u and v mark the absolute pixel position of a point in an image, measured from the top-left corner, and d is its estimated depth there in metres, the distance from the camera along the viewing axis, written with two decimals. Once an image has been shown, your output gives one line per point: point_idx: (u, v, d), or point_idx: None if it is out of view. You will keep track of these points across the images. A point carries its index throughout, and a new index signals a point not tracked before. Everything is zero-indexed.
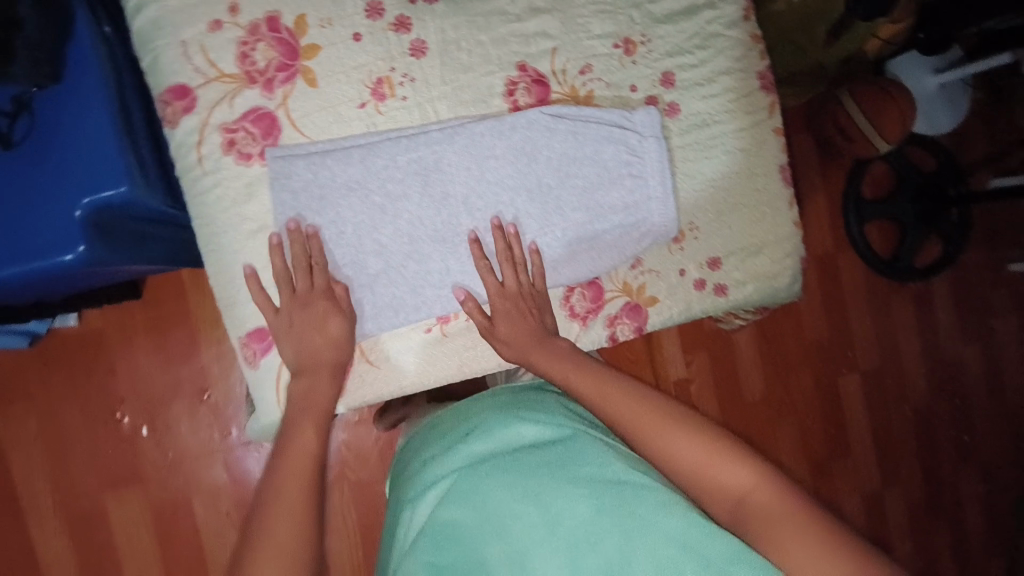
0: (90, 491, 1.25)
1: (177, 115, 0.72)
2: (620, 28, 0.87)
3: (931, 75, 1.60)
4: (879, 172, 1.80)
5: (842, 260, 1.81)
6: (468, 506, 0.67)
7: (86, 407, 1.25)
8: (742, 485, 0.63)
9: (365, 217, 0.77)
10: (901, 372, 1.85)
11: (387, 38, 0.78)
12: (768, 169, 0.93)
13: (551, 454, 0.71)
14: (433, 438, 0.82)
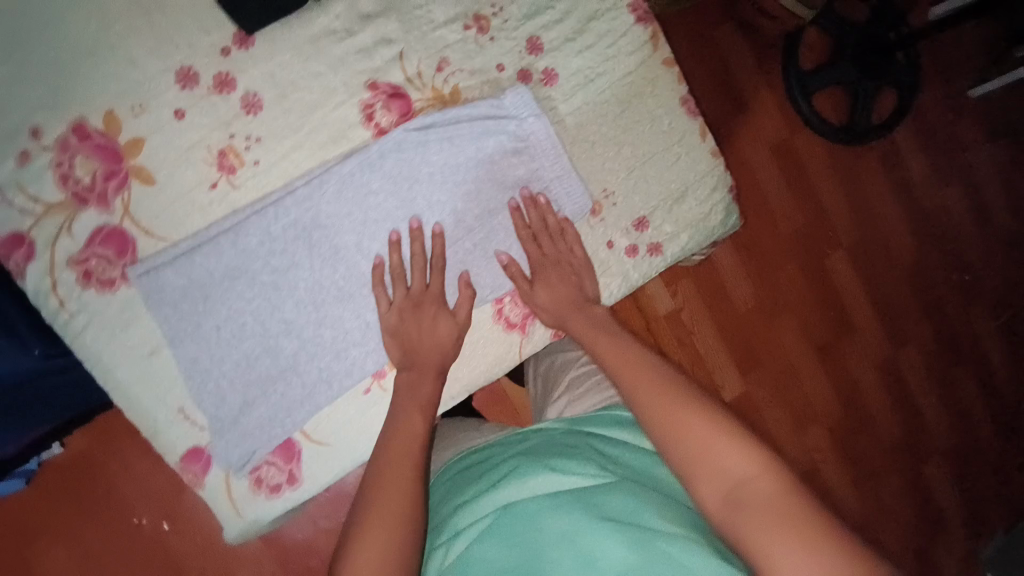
0: None
1: (20, 266, 0.66)
2: (465, 6, 0.77)
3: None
4: (813, 39, 1.67)
5: (799, 140, 1.69)
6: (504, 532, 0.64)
7: None
8: (744, 474, 0.59)
9: (261, 301, 0.71)
10: (891, 236, 1.77)
11: (213, 105, 0.69)
12: (669, 106, 0.86)
13: (594, 490, 0.66)
14: (461, 474, 0.79)
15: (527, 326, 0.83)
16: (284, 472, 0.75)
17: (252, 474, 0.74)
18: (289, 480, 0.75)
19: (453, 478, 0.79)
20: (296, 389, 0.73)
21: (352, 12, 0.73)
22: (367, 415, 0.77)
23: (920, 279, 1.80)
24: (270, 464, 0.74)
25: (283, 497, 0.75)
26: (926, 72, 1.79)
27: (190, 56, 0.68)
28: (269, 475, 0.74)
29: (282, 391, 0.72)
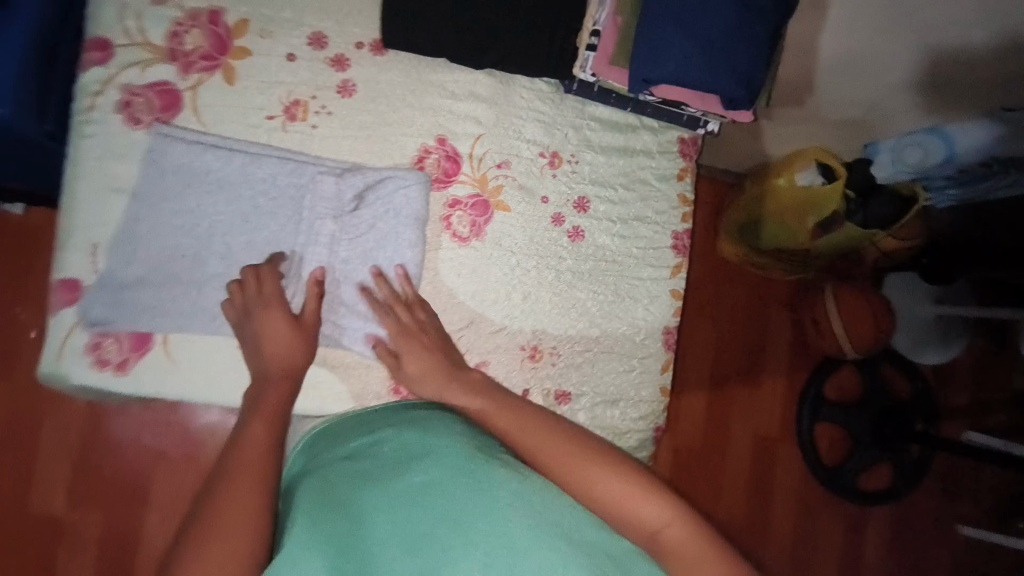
0: None
1: (88, 64, 0.74)
2: (551, 140, 0.88)
3: (930, 304, 1.59)
4: (846, 377, 1.70)
5: (784, 452, 1.67)
6: (414, 471, 0.61)
7: None
8: (657, 520, 0.62)
9: (224, 218, 0.76)
10: None
11: (320, 69, 0.80)
12: (652, 326, 0.90)
13: (471, 460, 0.62)
14: (365, 415, 0.75)
15: None
16: (122, 355, 0.74)
17: (95, 337, 0.73)
18: (119, 365, 0.74)
19: (365, 413, 0.76)
20: (187, 298, 0.74)
21: (467, 85, 0.85)
22: (224, 366, 0.77)
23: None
24: (116, 341, 0.74)
25: (102, 376, 0.74)
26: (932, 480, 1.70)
27: (331, 29, 0.80)
28: (108, 349, 0.74)
29: (175, 295, 0.74)
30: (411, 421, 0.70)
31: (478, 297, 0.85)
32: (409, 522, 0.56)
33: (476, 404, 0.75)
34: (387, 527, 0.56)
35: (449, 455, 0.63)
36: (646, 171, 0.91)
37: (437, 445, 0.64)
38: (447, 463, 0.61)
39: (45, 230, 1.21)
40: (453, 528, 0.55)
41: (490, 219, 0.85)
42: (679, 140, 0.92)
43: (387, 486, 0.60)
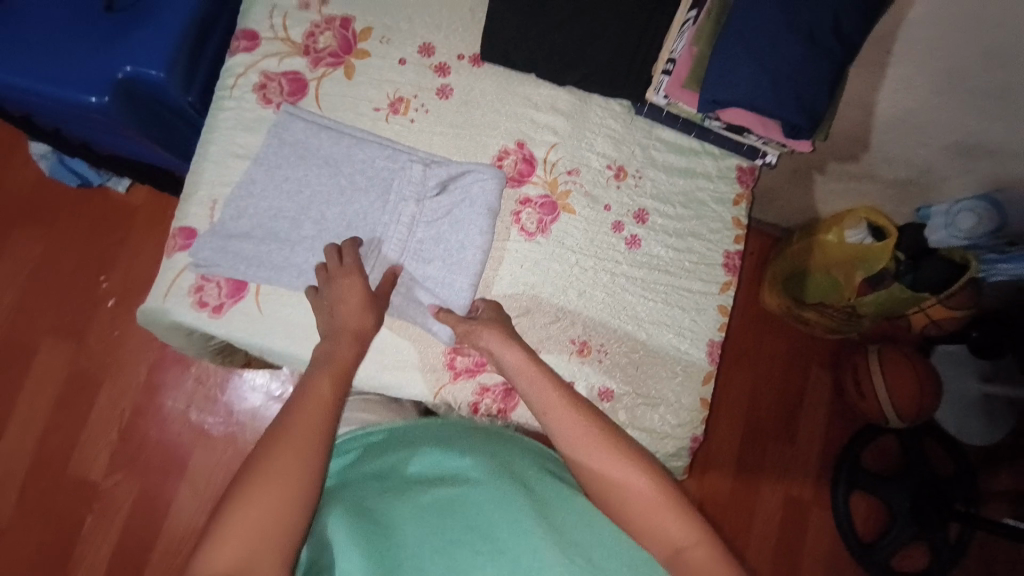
0: (37, 331, 1.51)
1: (237, 50, 0.87)
2: (619, 155, 0.96)
3: (975, 381, 1.55)
4: (885, 445, 1.66)
5: (813, 514, 1.62)
6: (445, 490, 0.70)
7: (82, 260, 1.54)
8: (680, 540, 0.70)
9: (325, 189, 0.86)
10: None
11: (424, 74, 0.92)
12: (699, 337, 0.94)
13: (496, 487, 0.70)
14: (394, 427, 0.82)
15: (460, 378, 0.89)
16: (219, 300, 0.83)
17: (200, 280, 0.83)
18: (215, 308, 0.83)
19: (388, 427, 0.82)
20: (282, 254, 0.84)
21: (549, 100, 0.95)
22: (303, 321, 0.85)
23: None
24: (217, 286, 0.84)
25: (199, 315, 0.83)
26: (975, 564, 1.60)
27: (439, 40, 0.92)
28: (208, 292, 0.83)
29: (272, 249, 0.84)
30: (440, 440, 0.78)
31: (536, 288, 0.92)
32: (448, 535, 0.66)
33: (511, 361, 0.81)
34: (428, 538, 0.65)
35: (480, 480, 0.71)
36: (705, 192, 0.97)
37: (468, 470, 0.72)
38: (478, 487, 0.70)
39: (145, 209, 1.58)
40: (487, 548, 0.65)
41: (556, 219, 0.93)
42: (738, 168, 0.99)
43: (419, 501, 0.69)
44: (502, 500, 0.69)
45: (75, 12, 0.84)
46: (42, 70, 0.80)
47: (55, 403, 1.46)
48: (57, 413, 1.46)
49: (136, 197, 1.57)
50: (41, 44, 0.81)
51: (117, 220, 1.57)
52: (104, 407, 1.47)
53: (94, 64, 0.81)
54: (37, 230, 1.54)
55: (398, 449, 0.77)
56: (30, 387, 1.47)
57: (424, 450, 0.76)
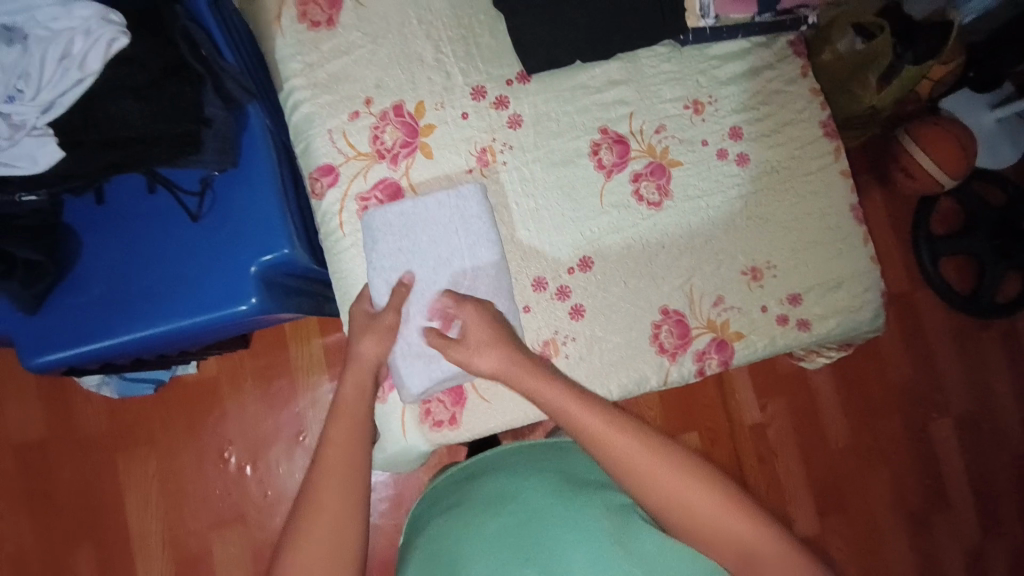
0: (199, 532, 1.54)
1: (323, 189, 0.86)
2: (688, 92, 0.97)
3: (985, 111, 1.62)
4: (946, 210, 1.74)
5: (921, 298, 1.73)
6: (505, 515, 0.82)
7: (200, 449, 1.56)
8: (717, 520, 0.68)
9: (431, 263, 0.85)
10: (997, 414, 1.71)
11: (489, 115, 0.91)
12: (839, 209, 0.98)
13: (550, 510, 0.81)
14: (477, 463, 0.95)
15: (677, 356, 0.92)
16: (449, 412, 0.86)
17: (423, 405, 0.86)
18: (450, 420, 0.86)
19: (476, 462, 0.95)
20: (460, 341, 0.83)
21: (605, 75, 0.95)
22: None
23: (1018, 471, 1.70)
24: (439, 401, 0.86)
25: (441, 433, 0.86)
26: None
27: (485, 79, 0.91)
28: (436, 410, 0.86)
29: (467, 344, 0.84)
30: (503, 474, 0.89)
31: (690, 245, 0.94)
32: (499, 559, 0.77)
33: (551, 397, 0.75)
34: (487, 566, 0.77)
35: (531, 506, 0.82)
36: (775, 82, 0.99)
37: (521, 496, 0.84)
38: (532, 510, 0.82)
39: (222, 375, 1.58)
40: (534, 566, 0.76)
41: (670, 178, 0.95)
42: (790, 44, 1.01)
43: (482, 532, 0.81)
44: (549, 519, 0.80)
45: (170, 238, 0.82)
46: (184, 308, 0.79)
47: None
48: None
49: (209, 367, 1.58)
50: (167, 286, 0.80)
51: (207, 399, 1.57)
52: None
53: (222, 274, 0.79)
54: (145, 448, 1.55)
55: (475, 484, 0.89)
56: None
57: (494, 483, 0.87)
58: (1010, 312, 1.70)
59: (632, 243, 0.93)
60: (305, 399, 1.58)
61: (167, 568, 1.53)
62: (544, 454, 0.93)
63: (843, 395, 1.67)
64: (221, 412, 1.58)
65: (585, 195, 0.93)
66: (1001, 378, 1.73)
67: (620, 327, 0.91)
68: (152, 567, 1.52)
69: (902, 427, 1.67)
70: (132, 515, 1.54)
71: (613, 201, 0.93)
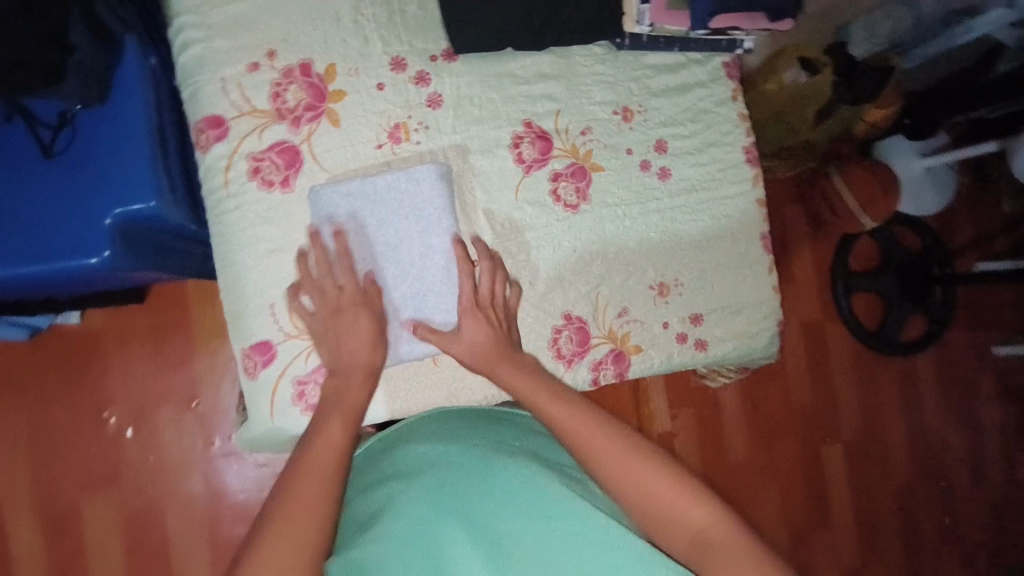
0: (67, 497, 1.37)
1: (209, 142, 0.78)
2: (619, 97, 0.95)
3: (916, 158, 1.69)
4: (864, 245, 1.82)
5: (830, 328, 1.81)
6: (438, 480, 0.70)
7: (74, 406, 1.39)
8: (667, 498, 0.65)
9: (376, 246, 0.79)
10: (882, 444, 1.83)
11: (406, 90, 0.85)
12: (750, 236, 0.99)
13: (491, 470, 0.70)
14: (397, 431, 0.82)
15: (573, 363, 0.90)
16: None
17: (297, 386, 0.78)
18: None
19: (397, 431, 0.82)
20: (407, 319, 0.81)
21: (535, 67, 0.91)
22: (414, 381, 0.85)
23: (895, 490, 1.83)
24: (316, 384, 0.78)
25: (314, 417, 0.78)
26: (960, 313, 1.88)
27: (406, 51, 0.86)
28: (311, 393, 0.78)
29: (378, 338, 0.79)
30: (432, 437, 0.77)
31: (601, 254, 0.93)
32: (429, 528, 0.65)
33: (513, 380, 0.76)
34: (416, 539, 0.64)
35: (467, 467, 0.71)
36: (704, 100, 0.99)
37: (457, 456, 0.73)
38: (470, 470, 0.70)
39: (105, 332, 1.41)
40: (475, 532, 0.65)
41: (590, 182, 0.93)
42: (724, 65, 1.00)
43: (409, 499, 0.68)
44: (490, 481, 0.69)
45: (13, 175, 0.71)
46: (20, 255, 0.69)
47: (127, 552, 1.38)
48: (135, 562, 1.37)
49: (93, 321, 1.40)
50: (2, 226, 0.70)
51: (89, 352, 1.40)
52: (177, 531, 1.39)
53: (72, 222, 0.70)
54: (11, 400, 1.37)
55: (396, 452, 0.77)
56: (91, 550, 1.36)
57: (420, 446, 0.76)
58: (909, 352, 1.81)
59: (543, 245, 0.90)
60: (202, 364, 1.42)
61: (24, 535, 1.35)
62: (478, 421, 0.82)
63: (749, 413, 1.73)
64: (102, 368, 1.41)
65: (500, 188, 0.89)
66: (889, 406, 1.84)
67: (519, 328, 0.89)
68: (11, 531, 1.35)
69: (796, 449, 1.76)
70: None
71: (528, 197, 0.90)
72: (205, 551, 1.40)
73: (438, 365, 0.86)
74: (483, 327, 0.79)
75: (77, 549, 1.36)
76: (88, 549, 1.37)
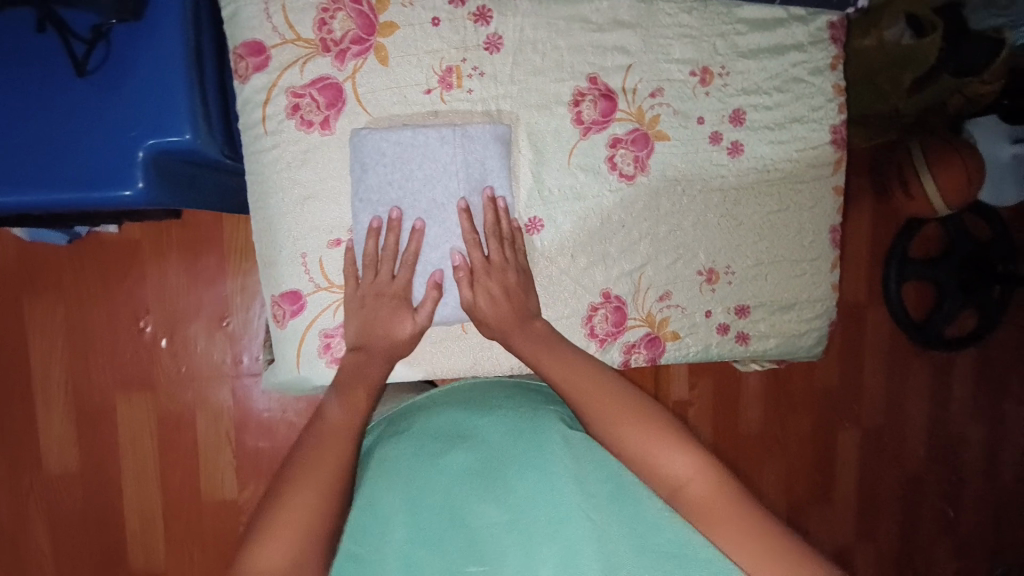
0: (103, 390, 1.42)
1: (248, 72, 0.72)
2: (700, 56, 0.84)
3: (1006, 145, 1.44)
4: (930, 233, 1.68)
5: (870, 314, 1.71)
6: (467, 461, 0.69)
7: (113, 310, 1.41)
8: (680, 475, 0.64)
9: (424, 203, 0.76)
10: (900, 438, 1.76)
11: (464, 28, 0.76)
12: (818, 227, 0.91)
13: (525, 453, 0.69)
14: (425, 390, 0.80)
15: (605, 343, 0.87)
16: None
17: (324, 337, 0.78)
18: None
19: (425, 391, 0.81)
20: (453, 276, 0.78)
21: (610, 12, 0.80)
22: (439, 345, 0.81)
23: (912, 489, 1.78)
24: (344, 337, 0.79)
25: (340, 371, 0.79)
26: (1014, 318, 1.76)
27: None
28: (338, 346, 0.79)
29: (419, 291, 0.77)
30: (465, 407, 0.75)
31: (651, 232, 0.86)
32: (466, 508, 0.67)
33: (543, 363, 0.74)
34: (448, 521, 0.66)
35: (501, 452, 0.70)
36: (799, 67, 0.87)
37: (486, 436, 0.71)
38: (500, 450, 0.70)
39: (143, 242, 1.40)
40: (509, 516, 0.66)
41: (651, 152, 0.84)
42: (829, 26, 0.87)
43: (446, 477, 0.69)
44: (525, 467, 0.68)
45: (47, 93, 0.67)
46: (56, 182, 0.66)
47: (158, 446, 1.44)
48: (165, 455, 1.44)
49: (132, 233, 1.40)
50: (36, 148, 0.67)
51: (129, 259, 1.40)
52: (205, 433, 1.44)
53: (107, 151, 0.67)
54: (55, 295, 1.39)
55: (427, 416, 0.75)
56: (124, 439, 1.43)
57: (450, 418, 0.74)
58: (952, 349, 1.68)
59: (590, 216, 0.84)
60: (235, 284, 1.42)
61: (65, 419, 1.42)
62: (507, 389, 0.79)
63: (768, 391, 1.67)
64: (141, 274, 1.42)
65: (553, 150, 0.82)
66: (926, 405, 1.76)
67: (554, 302, 0.84)
68: (51, 413, 1.41)
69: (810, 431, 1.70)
70: (36, 361, 1.40)
71: (581, 163, 0.83)
72: (226, 453, 1.45)
73: (466, 332, 0.81)
74: (513, 306, 0.76)
75: (110, 440, 1.42)
76: (120, 439, 1.43)
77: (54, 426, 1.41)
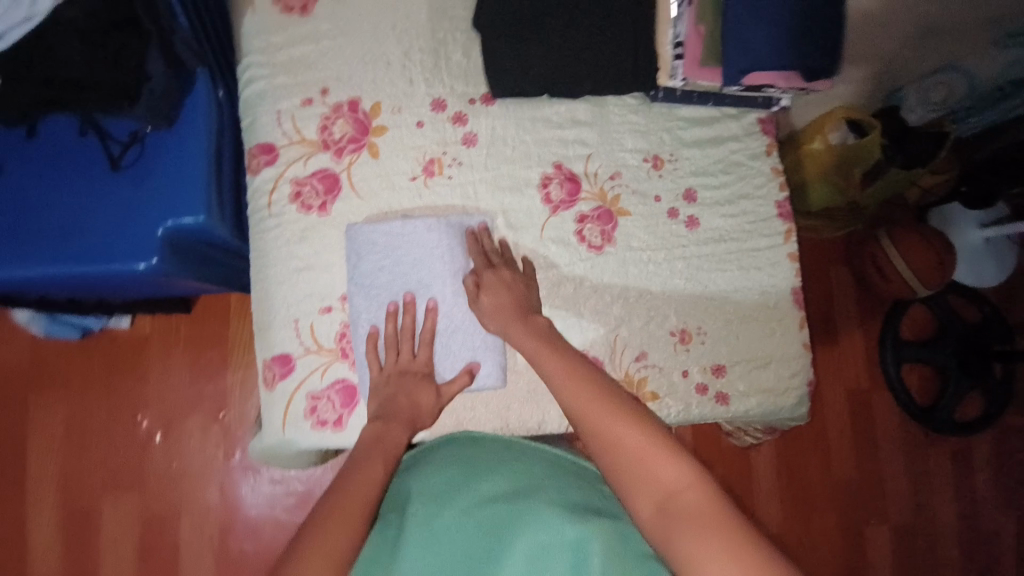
0: (92, 490, 1.34)
1: (259, 167, 0.85)
2: (650, 145, 0.97)
3: (975, 228, 1.45)
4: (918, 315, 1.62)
5: (877, 402, 1.59)
6: (460, 513, 0.63)
7: (113, 408, 1.37)
8: (676, 484, 0.57)
9: (411, 286, 0.83)
10: (937, 537, 1.57)
11: (444, 128, 0.90)
12: (780, 290, 0.97)
13: (520, 501, 0.63)
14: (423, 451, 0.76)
15: None
16: (336, 413, 0.82)
17: (310, 401, 0.82)
18: (336, 422, 0.82)
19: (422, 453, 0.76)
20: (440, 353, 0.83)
21: (569, 113, 0.95)
22: None
23: None
24: (328, 401, 0.82)
25: (323, 434, 0.81)
26: None
27: (448, 93, 0.91)
28: (322, 411, 0.82)
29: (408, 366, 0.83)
30: (461, 465, 0.70)
31: (622, 296, 0.92)
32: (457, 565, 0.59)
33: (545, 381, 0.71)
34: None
35: (495, 501, 0.64)
36: (738, 153, 1.00)
37: (482, 489, 0.66)
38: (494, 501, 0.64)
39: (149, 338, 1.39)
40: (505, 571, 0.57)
41: (616, 226, 0.94)
42: (759, 121, 1.01)
43: (436, 529, 0.63)
44: (521, 514, 0.61)
45: (85, 184, 0.79)
46: (82, 257, 0.76)
47: (139, 552, 1.32)
48: (145, 564, 1.32)
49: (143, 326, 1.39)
50: (71, 230, 0.78)
51: (132, 359, 1.38)
52: (190, 537, 1.33)
53: (129, 230, 0.77)
54: (59, 389, 1.37)
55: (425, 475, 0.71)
56: (107, 544, 1.32)
57: (446, 475, 0.69)
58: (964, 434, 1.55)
59: (563, 282, 0.91)
60: (235, 376, 1.38)
61: (48, 524, 1.32)
62: (510, 449, 0.73)
63: (784, 486, 1.53)
64: (141, 372, 1.38)
65: (525, 225, 0.91)
66: (977, 498, 1.59)
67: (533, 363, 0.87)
68: (36, 513, 1.33)
69: (838, 529, 1.53)
70: (29, 462, 1.34)
71: (552, 236, 0.92)
72: (207, 562, 1.33)
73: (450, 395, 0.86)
74: None
75: (91, 548, 1.32)
76: (102, 545, 1.32)
77: (36, 538, 1.32)
